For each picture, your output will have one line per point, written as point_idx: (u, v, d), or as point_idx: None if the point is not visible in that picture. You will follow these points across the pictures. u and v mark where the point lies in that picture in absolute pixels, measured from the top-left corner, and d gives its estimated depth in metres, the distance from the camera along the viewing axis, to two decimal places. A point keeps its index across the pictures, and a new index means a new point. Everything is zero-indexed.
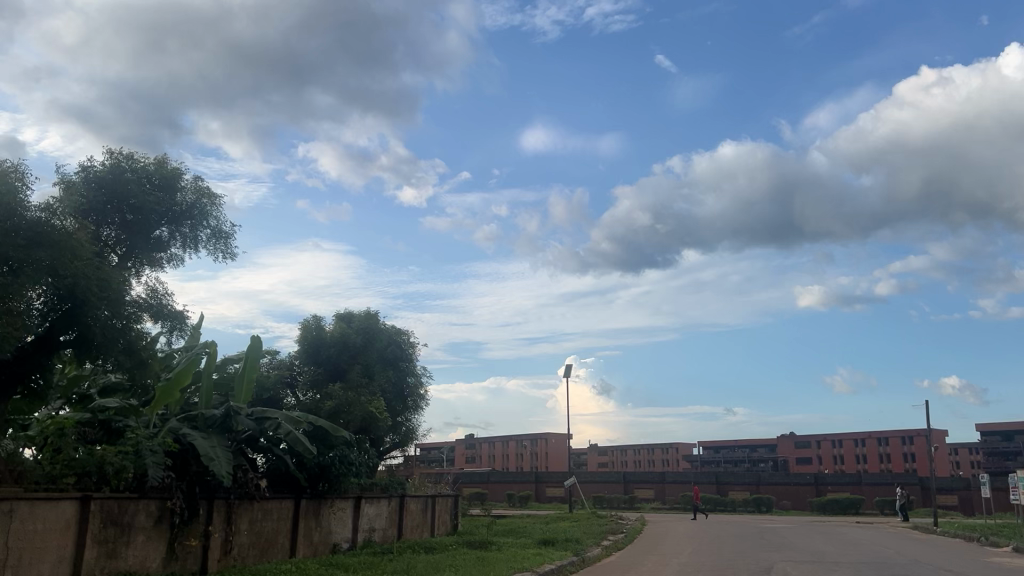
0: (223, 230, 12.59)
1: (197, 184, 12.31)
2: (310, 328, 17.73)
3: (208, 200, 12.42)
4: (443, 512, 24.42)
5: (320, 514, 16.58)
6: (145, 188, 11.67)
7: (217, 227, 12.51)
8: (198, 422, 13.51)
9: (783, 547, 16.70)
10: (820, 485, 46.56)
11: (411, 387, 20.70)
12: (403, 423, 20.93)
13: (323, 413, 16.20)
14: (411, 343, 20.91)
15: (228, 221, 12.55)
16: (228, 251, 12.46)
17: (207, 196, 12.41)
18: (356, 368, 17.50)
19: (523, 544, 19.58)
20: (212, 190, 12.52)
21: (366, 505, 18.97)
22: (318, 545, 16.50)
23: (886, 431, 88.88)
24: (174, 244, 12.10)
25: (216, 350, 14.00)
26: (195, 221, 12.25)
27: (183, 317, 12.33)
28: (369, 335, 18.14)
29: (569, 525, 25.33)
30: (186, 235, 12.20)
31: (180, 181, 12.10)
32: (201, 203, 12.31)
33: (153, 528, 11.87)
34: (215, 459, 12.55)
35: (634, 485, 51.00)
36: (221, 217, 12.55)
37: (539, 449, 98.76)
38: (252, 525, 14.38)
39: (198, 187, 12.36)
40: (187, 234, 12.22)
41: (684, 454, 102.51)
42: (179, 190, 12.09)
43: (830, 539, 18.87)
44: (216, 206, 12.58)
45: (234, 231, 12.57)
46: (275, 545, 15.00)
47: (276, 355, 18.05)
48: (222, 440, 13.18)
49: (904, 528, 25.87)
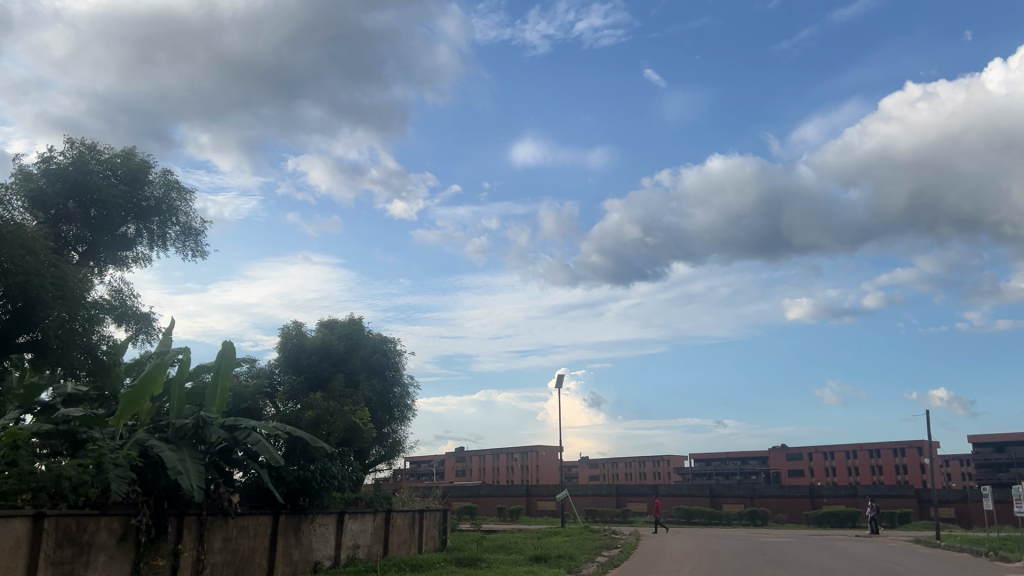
0: (193, 227, 11.90)
1: (166, 177, 11.59)
2: (291, 334, 16.88)
3: (178, 194, 11.72)
4: (431, 527, 23.55)
5: (301, 531, 15.76)
6: (109, 181, 10.91)
7: (186, 224, 11.82)
8: (168, 433, 12.72)
9: (786, 564, 15.93)
10: (816, 498, 45.86)
11: (398, 397, 19.92)
12: (389, 434, 20.14)
13: (303, 424, 15.35)
14: (398, 352, 20.13)
15: (199, 217, 11.89)
16: (199, 249, 11.82)
17: (176, 190, 11.69)
18: (338, 377, 16.68)
19: (514, 561, 18.74)
20: (182, 183, 11.79)
21: (349, 521, 18.15)
22: (297, 563, 15.65)
23: (878, 443, 88.37)
24: (140, 242, 11.42)
25: (188, 356, 13.37)
26: (164, 217, 11.59)
27: (150, 319, 11.60)
28: (353, 342, 17.30)
29: (562, 541, 24.46)
30: (153, 232, 11.50)
31: (148, 174, 11.35)
32: (170, 197, 11.59)
33: (116, 548, 11.04)
34: (184, 472, 11.74)
35: (626, 499, 50.16)
36: (191, 212, 11.86)
37: (529, 461, 97.73)
38: (227, 543, 13.56)
39: (166, 181, 11.63)
40: (154, 230, 11.54)
41: (676, 467, 101.68)
42: (146, 183, 11.35)
43: (835, 555, 18.11)
44: (185, 200, 11.90)
45: (204, 228, 11.88)
46: (252, 564, 14.16)
47: (254, 363, 17.20)
48: (192, 453, 12.36)
49: (906, 542, 25.08)
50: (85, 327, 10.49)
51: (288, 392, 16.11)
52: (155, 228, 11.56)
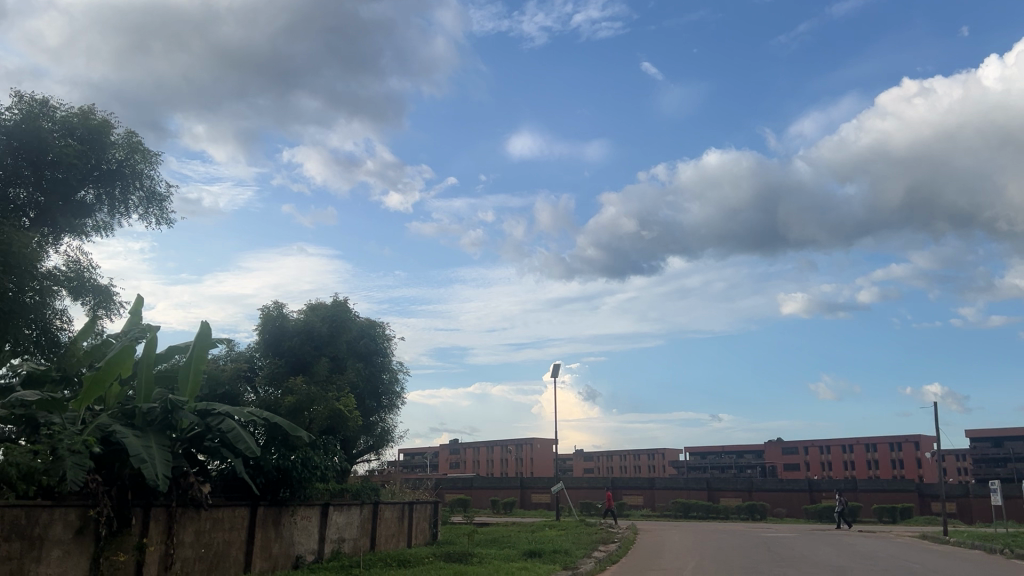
0: (159, 192, 10.97)
1: (130, 139, 10.63)
2: (271, 315, 15.90)
3: (143, 158, 10.81)
4: (422, 520, 22.68)
5: (281, 523, 14.87)
6: (64, 142, 9.90)
7: (152, 189, 10.89)
8: (135, 419, 11.81)
9: (796, 562, 15.02)
10: (815, 491, 45.13)
11: (387, 384, 19.05)
12: (377, 424, 19.28)
13: (282, 411, 14.37)
14: (387, 336, 19.26)
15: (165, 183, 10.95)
16: (165, 217, 10.94)
17: (141, 152, 10.70)
18: (322, 361, 15.76)
19: (507, 555, 17.89)
20: (148, 145, 10.80)
21: (335, 513, 17.27)
22: (277, 558, 14.76)
23: (873, 437, 87.85)
24: (100, 208, 10.49)
25: (156, 337, 12.49)
26: (126, 182, 10.71)
27: (111, 293, 10.53)
28: (338, 325, 16.34)
29: (557, 535, 23.62)
30: (115, 198, 10.58)
31: (110, 135, 10.33)
32: (133, 161, 10.62)
33: (73, 542, 10.13)
34: (149, 460, 10.83)
35: (622, 492, 49.41)
36: (158, 177, 10.91)
37: (524, 454, 97.00)
38: (199, 536, 12.66)
39: (131, 142, 10.61)
40: (116, 196, 10.65)
41: (671, 460, 101.15)
42: (108, 145, 10.35)
43: (843, 552, 17.31)
44: (151, 164, 10.99)
45: (170, 194, 10.94)
46: (227, 559, 13.26)
47: (232, 346, 16.25)
48: (160, 440, 11.44)
49: (911, 538, 24.33)
50: (36, 300, 9.59)
51: (268, 377, 15.14)
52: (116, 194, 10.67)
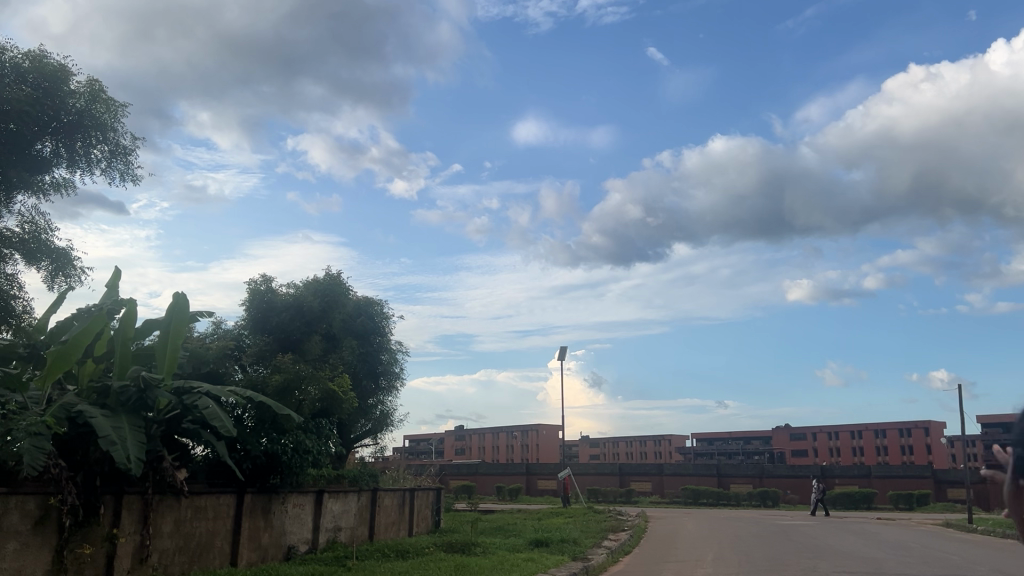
0: (122, 146, 11.66)
1: (91, 89, 11.16)
2: (258, 289, 14.85)
3: (104, 107, 11.28)
4: (423, 507, 21.74)
5: (270, 511, 13.93)
6: (23, 92, 10.37)
7: (115, 143, 11.57)
8: (108, 398, 10.82)
9: (826, 553, 13.94)
10: (827, 478, 44.14)
11: (385, 364, 18.09)
12: (376, 406, 18.32)
13: (269, 391, 13.31)
14: (386, 314, 18.27)
15: (128, 136, 11.62)
16: (130, 171, 11.74)
17: (101, 103, 11.28)
18: (314, 339, 14.71)
19: (512, 544, 16.92)
20: (108, 95, 11.37)
21: (329, 501, 16.30)
22: (267, 548, 13.82)
23: (883, 423, 86.72)
24: (59, 162, 10.96)
25: (131, 310, 11.53)
26: (88, 131, 11.16)
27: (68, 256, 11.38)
28: (332, 300, 15.29)
29: (564, 523, 22.64)
30: (73, 151, 11.11)
31: (68, 84, 10.87)
32: (93, 111, 11.17)
33: (31, 533, 9.17)
34: (120, 443, 9.86)
35: (630, 478, 48.52)
36: (120, 129, 11.56)
37: (529, 440, 96.23)
38: (178, 526, 11.71)
39: (91, 91, 11.17)
40: (76, 149, 11.12)
41: (677, 446, 100.27)
42: (67, 95, 10.88)
43: (870, 542, 16.26)
44: (113, 115, 11.50)
45: (133, 147, 11.65)
46: (211, 550, 12.32)
47: (219, 324, 15.24)
48: (133, 421, 10.47)
49: (934, 525, 23.23)
50: None
51: (255, 357, 14.06)
52: (80, 143, 11.16)
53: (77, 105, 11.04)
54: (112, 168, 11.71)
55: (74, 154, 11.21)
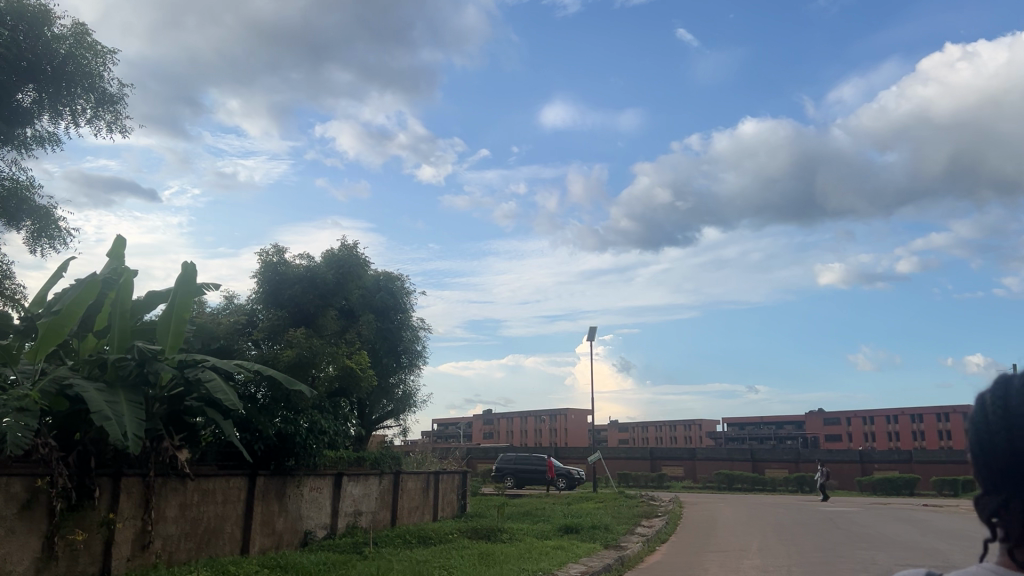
0: (108, 94, 11.71)
1: (78, 36, 11.06)
2: (268, 259, 14.00)
3: (90, 55, 11.21)
4: (448, 491, 20.98)
5: (285, 495, 13.18)
6: (11, 39, 10.22)
7: (102, 92, 11.61)
8: (107, 373, 10.08)
9: (882, 544, 12.84)
10: (867, 463, 42.68)
11: (407, 342, 17.28)
12: (397, 386, 17.55)
13: (280, 367, 12.46)
14: (407, 289, 17.45)
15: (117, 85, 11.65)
16: (117, 119, 11.83)
17: (88, 49, 11.22)
18: (329, 314, 13.82)
19: (541, 530, 16.03)
20: (95, 40, 11.27)
21: (349, 484, 15.54)
22: (282, 534, 13.08)
23: (920, 408, 84.61)
24: (42, 113, 10.93)
25: (130, 279, 10.80)
26: (74, 80, 11.12)
27: (50, 217, 11.92)
28: (348, 274, 14.28)
29: (595, 509, 21.75)
30: (56, 101, 11.06)
31: (53, 30, 10.71)
32: (79, 59, 11.11)
33: (17, 518, 8.46)
34: (115, 419, 9.14)
35: (661, 462, 47.51)
36: (107, 77, 11.58)
37: (558, 425, 95.52)
38: (184, 511, 10.99)
39: (78, 37, 11.05)
40: (61, 99, 11.10)
41: (708, 431, 98.94)
42: (52, 42, 10.74)
43: (927, 532, 15.08)
44: (99, 62, 11.47)
45: (121, 95, 11.74)
46: (221, 536, 11.59)
47: (231, 299, 14.47)
48: (130, 397, 9.74)
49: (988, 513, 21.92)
50: None
51: (267, 333, 13.18)
52: (68, 94, 11.14)
53: (63, 52, 10.96)
54: (98, 119, 11.73)
55: (59, 104, 11.12)
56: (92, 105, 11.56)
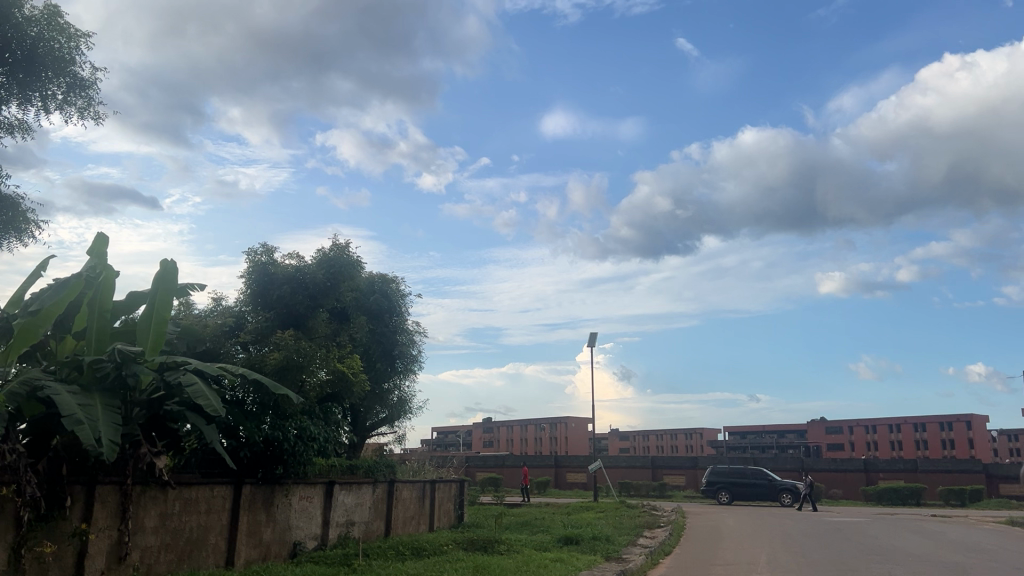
0: (81, 79, 11.60)
1: (49, 21, 10.93)
2: (257, 258, 13.54)
3: (60, 40, 11.09)
4: (445, 500, 20.44)
5: (273, 504, 12.64)
6: None
7: (74, 77, 11.49)
8: (82, 375, 9.56)
9: (896, 556, 12.31)
10: (871, 472, 42.06)
11: (402, 346, 16.78)
12: (392, 392, 17.05)
13: (267, 370, 11.92)
14: (402, 291, 16.97)
15: (88, 71, 11.54)
16: (89, 106, 11.73)
17: (60, 35, 11.09)
18: (320, 315, 13.26)
19: (539, 542, 15.49)
20: (67, 26, 11.14)
21: (341, 493, 15.01)
22: (269, 545, 12.55)
23: (923, 417, 83.95)
24: (10, 97, 10.93)
25: (111, 277, 10.28)
26: (43, 65, 11.02)
27: (16, 208, 11.80)
28: (340, 274, 13.77)
29: (596, 519, 21.21)
30: (26, 85, 11.02)
31: (21, 14, 10.59)
32: (50, 44, 11.00)
33: None
34: (89, 423, 8.63)
35: (663, 471, 46.92)
36: (78, 62, 11.46)
37: (558, 433, 94.90)
38: (164, 521, 10.46)
39: (49, 22, 10.91)
40: (30, 84, 11.04)
41: (709, 440, 98.30)
42: (21, 26, 10.62)
43: (940, 545, 14.55)
44: (71, 48, 11.34)
45: (93, 81, 11.62)
46: (204, 547, 11.07)
47: (219, 301, 13.98)
48: (106, 400, 9.24)
49: (998, 525, 21.40)
50: None
51: (255, 335, 12.67)
52: (38, 78, 11.04)
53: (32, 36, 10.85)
54: (69, 103, 11.60)
55: (27, 89, 11.07)
56: (63, 90, 11.43)
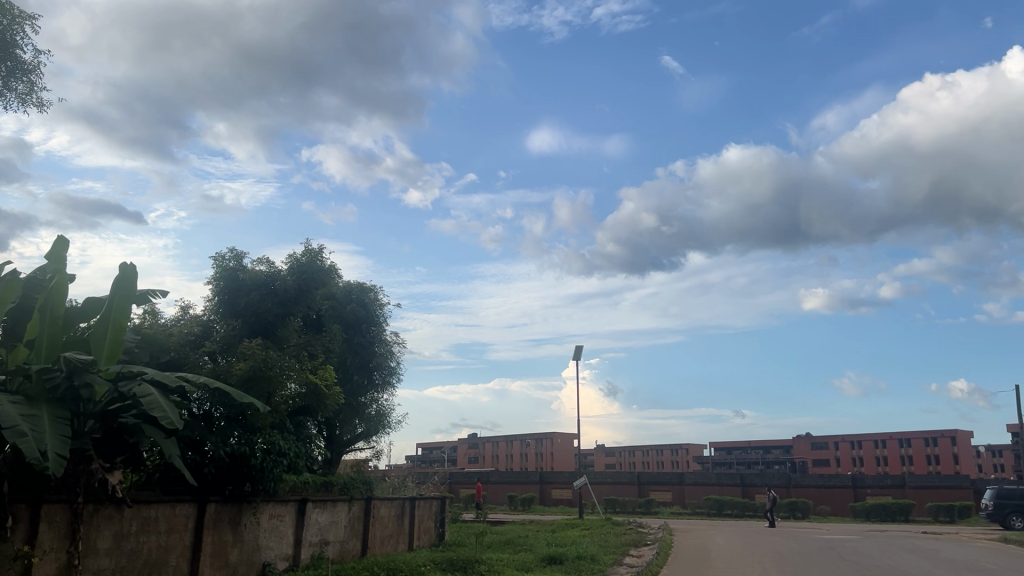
0: (24, 64, 11.30)
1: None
2: (225, 263, 13.00)
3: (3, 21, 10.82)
4: (426, 518, 19.77)
5: (240, 524, 11.97)
6: None
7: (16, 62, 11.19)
8: (29, 386, 8.93)
9: None
10: (859, 488, 41.60)
11: (379, 357, 16.26)
12: (369, 406, 16.47)
13: (232, 382, 11.30)
14: (379, 301, 16.46)
15: (31, 55, 11.25)
16: (30, 92, 11.41)
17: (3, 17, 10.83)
18: (291, 323, 12.72)
19: (522, 561, 14.89)
20: (10, 8, 10.88)
21: (314, 511, 14.34)
22: (235, 568, 11.86)
23: (907, 432, 83.83)
24: None
25: (64, 282, 9.66)
26: None
27: None
28: (310, 280, 13.22)
29: (581, 537, 20.59)
30: None
31: None
32: None
33: None
34: (33, 436, 8.01)
35: (648, 488, 46.30)
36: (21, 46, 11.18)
37: (544, 449, 94.13)
38: (119, 542, 9.78)
39: None
40: None
41: (695, 456, 97.77)
42: None
43: (937, 564, 14.10)
44: (14, 31, 11.07)
45: (35, 67, 11.32)
46: (164, 570, 10.39)
47: (187, 310, 13.39)
48: (55, 411, 8.60)
49: (990, 542, 20.96)
50: None
51: (221, 344, 12.08)
52: None
53: None
54: (11, 88, 11.27)
55: None
56: (3, 73, 11.09)
